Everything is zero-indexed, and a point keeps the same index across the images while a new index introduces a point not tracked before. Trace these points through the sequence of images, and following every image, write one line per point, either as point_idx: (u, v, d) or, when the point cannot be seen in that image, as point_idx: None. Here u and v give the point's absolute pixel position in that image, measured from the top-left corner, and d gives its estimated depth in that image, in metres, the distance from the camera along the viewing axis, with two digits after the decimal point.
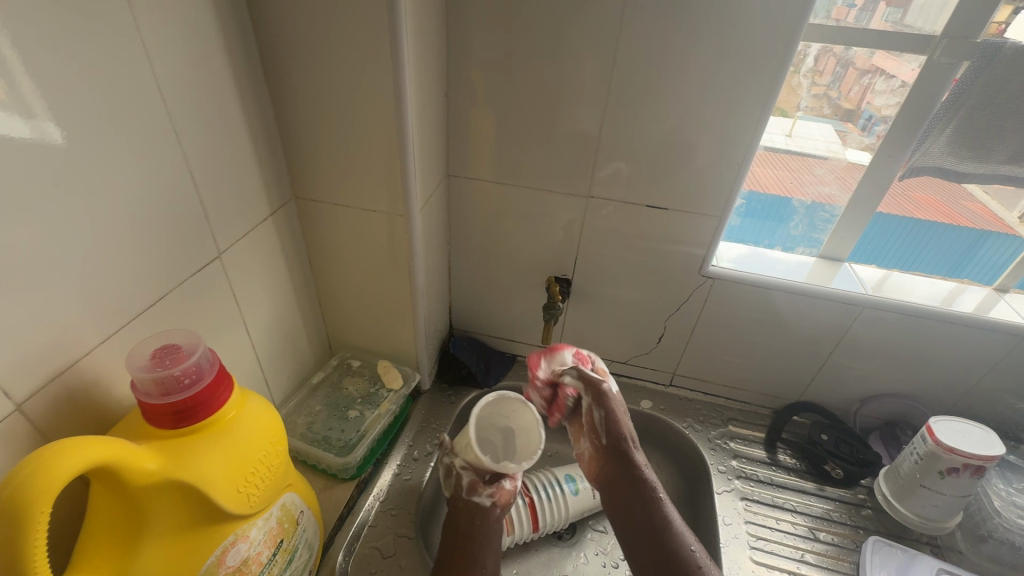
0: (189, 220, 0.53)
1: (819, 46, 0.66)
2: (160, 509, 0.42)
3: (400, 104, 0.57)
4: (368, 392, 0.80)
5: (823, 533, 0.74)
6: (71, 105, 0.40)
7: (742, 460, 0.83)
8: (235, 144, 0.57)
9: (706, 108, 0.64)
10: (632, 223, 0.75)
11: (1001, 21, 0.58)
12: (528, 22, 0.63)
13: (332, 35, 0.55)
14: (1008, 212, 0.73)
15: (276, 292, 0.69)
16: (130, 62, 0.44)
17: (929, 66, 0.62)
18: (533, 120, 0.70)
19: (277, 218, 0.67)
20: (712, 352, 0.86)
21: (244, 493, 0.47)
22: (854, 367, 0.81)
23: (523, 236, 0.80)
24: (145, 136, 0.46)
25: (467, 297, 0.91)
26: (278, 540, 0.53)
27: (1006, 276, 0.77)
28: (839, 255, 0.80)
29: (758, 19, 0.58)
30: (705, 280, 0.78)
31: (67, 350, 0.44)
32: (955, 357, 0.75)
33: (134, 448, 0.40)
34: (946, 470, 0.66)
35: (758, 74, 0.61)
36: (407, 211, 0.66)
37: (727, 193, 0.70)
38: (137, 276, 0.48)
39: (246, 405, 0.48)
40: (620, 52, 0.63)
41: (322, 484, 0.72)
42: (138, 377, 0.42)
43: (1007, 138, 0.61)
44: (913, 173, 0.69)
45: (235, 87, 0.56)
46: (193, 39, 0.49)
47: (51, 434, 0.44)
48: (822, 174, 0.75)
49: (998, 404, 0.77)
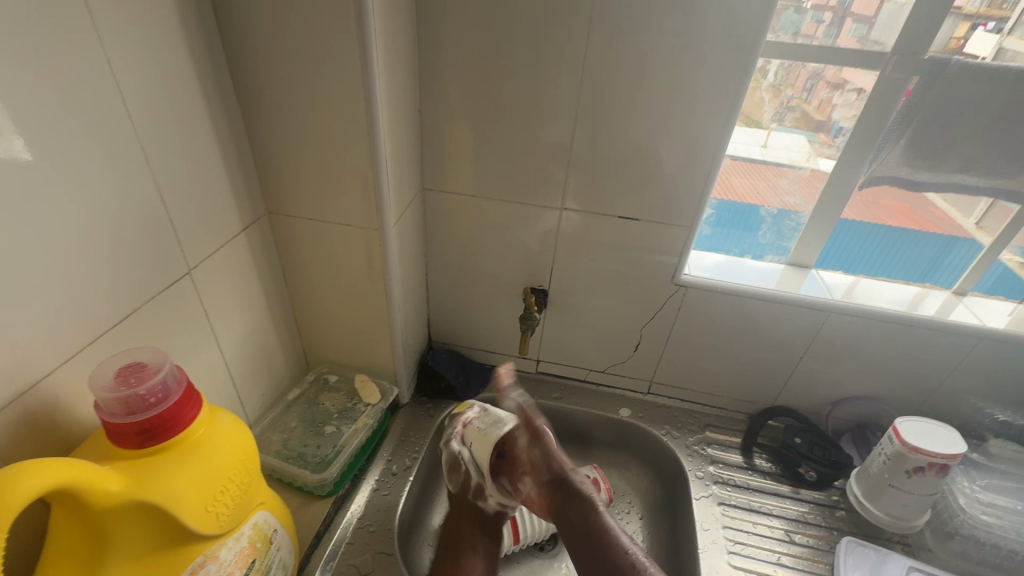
0: (158, 237, 0.53)
1: (779, 62, 0.68)
2: (125, 530, 0.41)
3: (373, 120, 0.58)
4: (345, 406, 0.80)
5: (799, 536, 0.75)
6: (35, 121, 0.40)
7: (719, 465, 0.84)
8: (205, 160, 0.57)
9: (673, 121, 0.66)
10: (606, 234, 0.77)
11: (960, 36, 0.62)
12: (498, 40, 0.64)
13: (304, 53, 0.55)
14: (967, 218, 0.76)
15: (249, 308, 0.69)
16: (95, 81, 0.44)
17: (883, 81, 0.65)
18: (505, 133, 0.71)
19: (250, 233, 0.67)
20: (687, 359, 0.87)
21: (213, 512, 0.46)
22: (825, 371, 0.83)
23: (499, 248, 0.81)
24: (110, 154, 0.46)
25: (445, 309, 0.91)
26: (250, 560, 0.52)
27: (964, 280, 0.80)
28: (806, 262, 0.82)
29: (718, 36, 0.60)
30: (678, 288, 0.79)
31: (28, 372, 0.43)
32: (917, 359, 0.78)
33: (96, 469, 0.39)
34: (913, 470, 0.68)
35: (720, 90, 0.63)
36: (382, 226, 0.66)
37: (696, 203, 0.72)
38: (103, 294, 0.48)
39: (215, 422, 0.48)
40: (588, 68, 0.64)
41: (298, 502, 0.71)
42: (101, 397, 0.41)
43: (957, 149, 0.64)
44: (873, 183, 0.70)
45: (205, 104, 0.56)
46: (160, 57, 0.49)
47: (11, 458, 0.43)
48: (787, 184, 0.78)
49: (961, 405, 0.80)
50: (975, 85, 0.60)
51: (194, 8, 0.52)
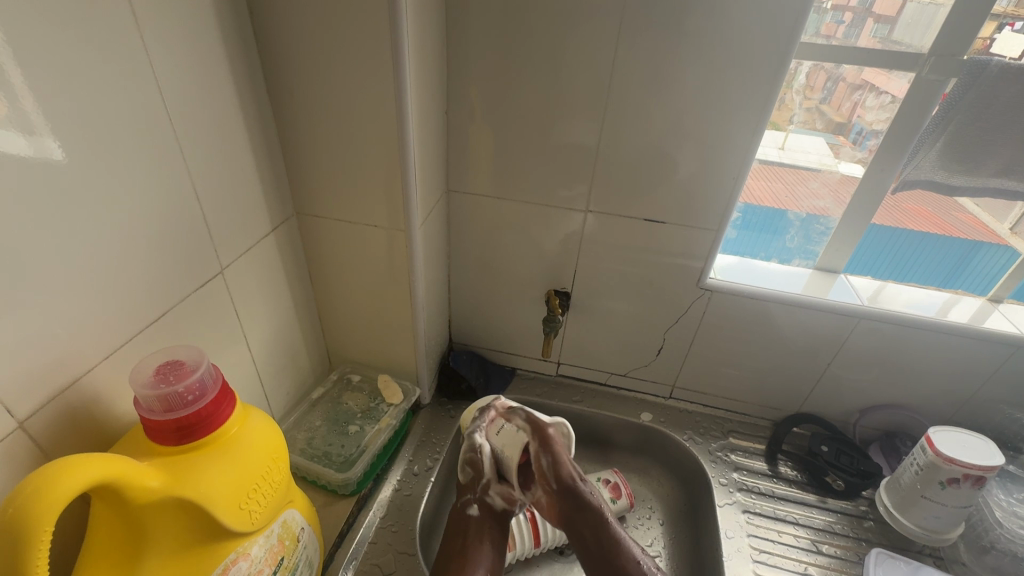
0: (192, 236, 0.53)
1: (810, 64, 0.67)
2: (161, 527, 0.41)
3: (402, 121, 0.58)
4: (368, 406, 0.80)
5: (826, 546, 0.74)
6: (80, 121, 0.41)
7: (743, 472, 0.82)
8: (238, 160, 0.58)
9: (702, 122, 0.65)
10: (630, 237, 0.76)
11: (987, 37, 0.61)
12: (526, 42, 0.64)
13: (335, 55, 0.56)
14: (1000, 224, 0.75)
15: (276, 307, 0.69)
16: (135, 83, 0.44)
17: (917, 82, 0.64)
18: (530, 136, 0.71)
19: (279, 233, 0.67)
20: (710, 365, 0.86)
21: (246, 510, 0.46)
22: (853, 378, 0.81)
23: (522, 249, 0.81)
24: (149, 155, 0.47)
25: (466, 311, 0.91)
26: (279, 557, 0.52)
27: (999, 287, 0.77)
28: (835, 267, 0.81)
29: (750, 36, 0.59)
30: (703, 292, 0.78)
31: (69, 368, 0.44)
32: (951, 368, 0.76)
33: (136, 466, 0.40)
34: (947, 481, 0.66)
35: (751, 91, 0.62)
36: (408, 227, 0.66)
37: (723, 206, 0.71)
38: (140, 292, 0.49)
39: (248, 420, 0.48)
40: (617, 69, 0.64)
41: (323, 500, 0.71)
42: (141, 394, 0.42)
43: (996, 152, 0.62)
44: (907, 187, 0.69)
45: (239, 105, 0.56)
46: (197, 59, 0.50)
47: (52, 452, 0.44)
48: (816, 187, 0.76)
49: (996, 415, 0.78)
50: (1016, 87, 0.58)
51: (230, 11, 0.53)
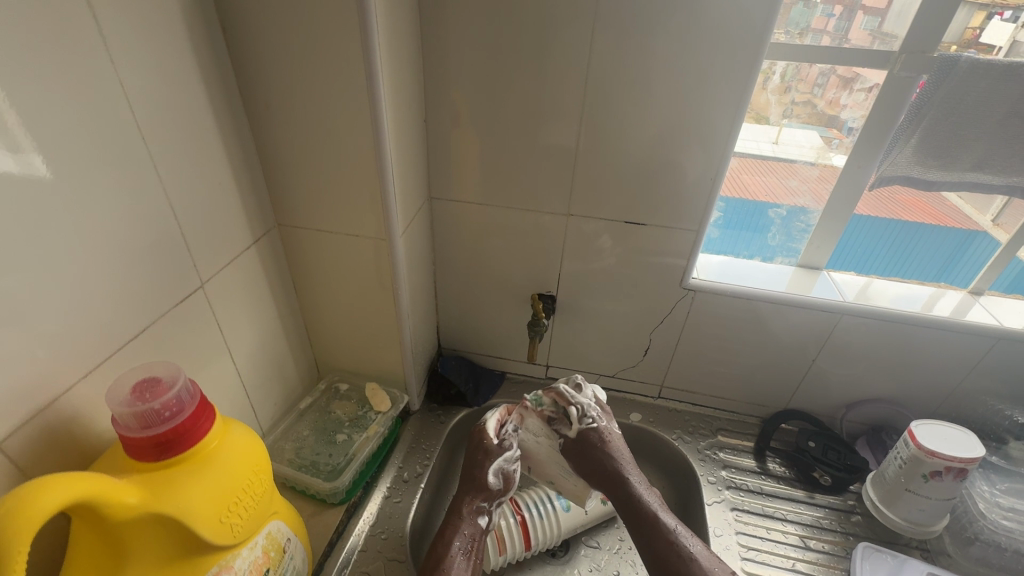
0: (171, 251, 0.54)
1: (784, 64, 0.67)
2: (141, 542, 0.42)
3: (378, 132, 0.59)
4: (356, 414, 0.81)
5: (814, 542, 0.74)
6: (53, 141, 0.41)
7: (731, 470, 0.83)
8: (216, 174, 0.58)
9: (678, 125, 0.66)
10: (612, 239, 0.77)
11: (976, 26, 0.61)
12: (503, 48, 0.65)
13: (309, 69, 0.56)
14: (982, 215, 0.75)
15: (261, 319, 0.70)
16: (107, 103, 0.45)
17: (890, 79, 0.64)
18: (510, 141, 0.71)
19: (261, 245, 0.68)
20: (696, 364, 0.87)
21: (227, 523, 0.47)
22: (839, 372, 0.81)
23: (505, 254, 0.82)
24: (125, 172, 0.48)
25: (454, 316, 0.92)
26: (266, 568, 0.53)
27: (979, 280, 0.78)
28: (817, 263, 0.82)
29: (721, 39, 0.60)
30: (686, 292, 0.79)
31: (47, 387, 0.44)
32: (933, 362, 0.77)
33: (113, 482, 0.40)
34: (930, 474, 0.67)
35: (725, 93, 0.63)
36: (389, 235, 0.67)
37: (703, 207, 0.71)
38: (119, 308, 0.49)
39: (228, 434, 0.48)
40: (592, 75, 0.65)
41: (311, 509, 0.71)
42: (117, 412, 0.42)
43: (970, 147, 0.63)
44: (884, 183, 0.69)
45: (215, 119, 0.57)
46: (171, 76, 0.51)
47: (31, 471, 0.44)
48: (795, 185, 0.76)
49: (980, 406, 0.79)
50: (987, 82, 0.59)
51: (204, 28, 0.54)
